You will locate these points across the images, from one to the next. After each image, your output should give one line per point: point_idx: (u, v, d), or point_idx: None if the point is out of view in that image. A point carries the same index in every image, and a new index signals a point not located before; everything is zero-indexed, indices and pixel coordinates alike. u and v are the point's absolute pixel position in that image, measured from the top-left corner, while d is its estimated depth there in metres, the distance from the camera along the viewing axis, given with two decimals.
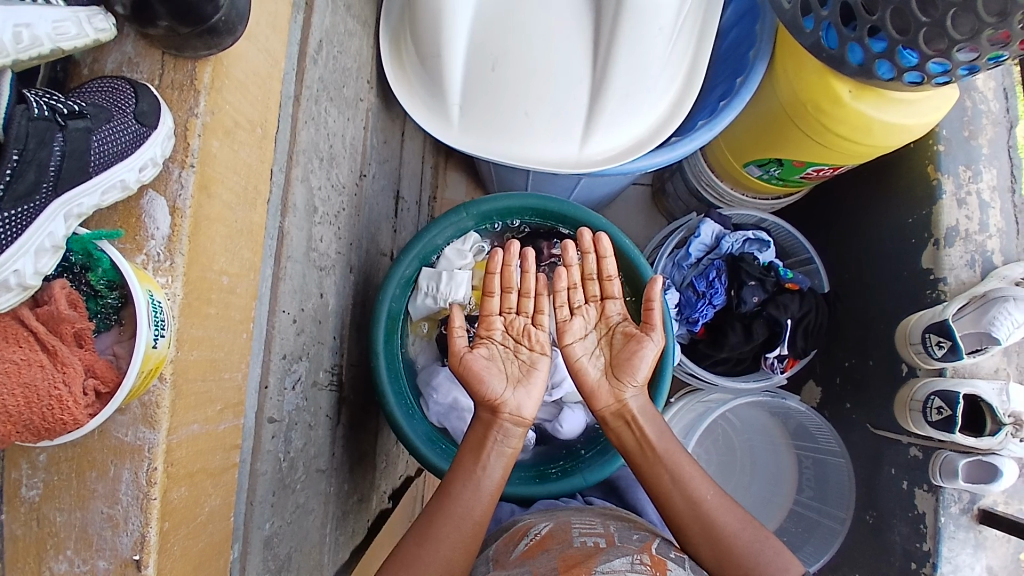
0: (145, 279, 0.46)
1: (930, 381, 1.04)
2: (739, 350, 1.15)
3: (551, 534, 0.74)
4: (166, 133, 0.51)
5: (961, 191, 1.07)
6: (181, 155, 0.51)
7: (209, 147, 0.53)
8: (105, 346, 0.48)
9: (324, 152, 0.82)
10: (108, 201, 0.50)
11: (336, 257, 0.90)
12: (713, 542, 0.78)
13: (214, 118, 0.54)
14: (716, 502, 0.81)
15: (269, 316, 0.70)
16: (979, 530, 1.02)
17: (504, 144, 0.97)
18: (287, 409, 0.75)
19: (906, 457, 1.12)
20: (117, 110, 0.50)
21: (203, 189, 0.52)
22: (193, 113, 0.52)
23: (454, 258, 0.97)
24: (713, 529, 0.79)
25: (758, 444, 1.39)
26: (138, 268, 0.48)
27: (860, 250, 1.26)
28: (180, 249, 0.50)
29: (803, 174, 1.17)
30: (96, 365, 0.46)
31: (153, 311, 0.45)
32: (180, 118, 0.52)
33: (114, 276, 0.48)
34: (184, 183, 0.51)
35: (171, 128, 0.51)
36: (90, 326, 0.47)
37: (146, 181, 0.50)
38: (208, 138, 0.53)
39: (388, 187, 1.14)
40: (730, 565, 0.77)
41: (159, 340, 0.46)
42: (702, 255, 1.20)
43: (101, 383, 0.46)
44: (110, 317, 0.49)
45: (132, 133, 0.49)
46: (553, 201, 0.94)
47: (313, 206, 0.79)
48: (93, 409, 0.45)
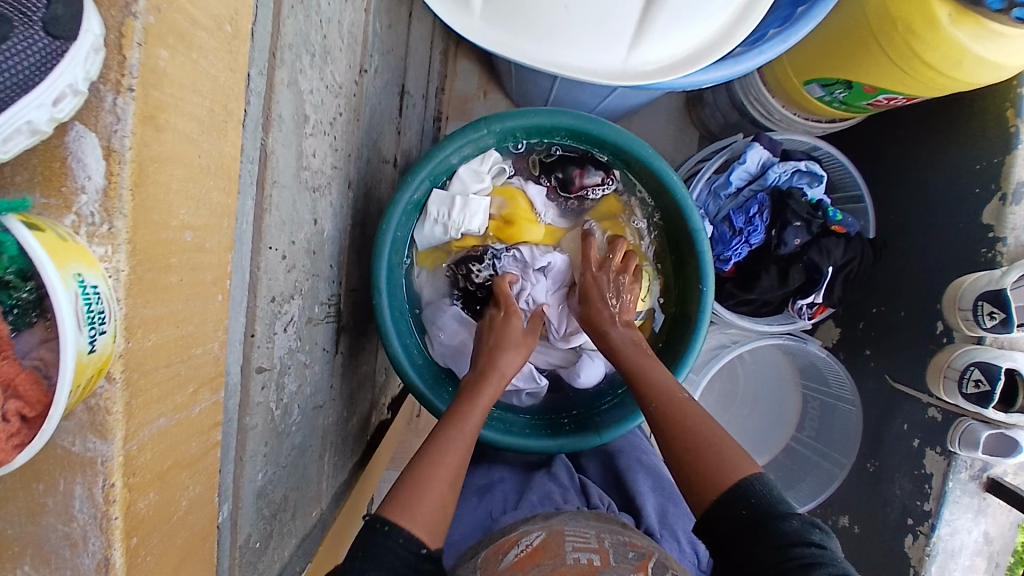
0: (66, 257, 0.33)
1: (971, 349, 0.96)
2: (770, 294, 1.05)
3: (541, 549, 0.58)
4: (92, 43, 0.34)
5: None
6: (115, 74, 0.35)
7: (154, 60, 0.36)
8: (26, 350, 0.37)
9: (315, 47, 0.66)
10: (10, 150, 0.33)
11: (331, 173, 0.76)
12: (685, 450, 0.68)
13: (161, 16, 0.36)
14: (686, 410, 0.72)
15: (253, 254, 0.59)
16: (983, 497, 1.03)
17: (537, 43, 0.81)
18: (277, 354, 0.67)
19: (923, 416, 1.09)
20: (22, 17, 0.32)
21: (149, 120, 0.37)
22: (130, 11, 0.35)
23: (469, 181, 0.84)
24: (685, 438, 0.69)
25: (763, 375, 1.33)
26: (61, 240, 0.34)
27: (914, 191, 1.13)
28: (121, 210, 0.35)
29: (871, 101, 1.01)
30: (17, 380, 0.35)
31: (85, 308, 0.33)
32: (110, 16, 0.35)
33: (26, 264, 0.35)
34: (121, 114, 0.35)
35: (101, 36, 0.34)
36: (3, 330, 0.35)
37: (64, 117, 0.34)
38: (154, 43, 0.36)
39: (392, 81, 0.97)
40: (703, 482, 0.66)
41: (96, 343, 0.34)
42: (743, 185, 1.07)
43: (26, 406, 0.35)
44: (29, 314, 0.37)
45: (41, 51, 0.33)
46: (592, 122, 0.79)
47: (304, 114, 0.65)
48: (20, 440, 0.36)
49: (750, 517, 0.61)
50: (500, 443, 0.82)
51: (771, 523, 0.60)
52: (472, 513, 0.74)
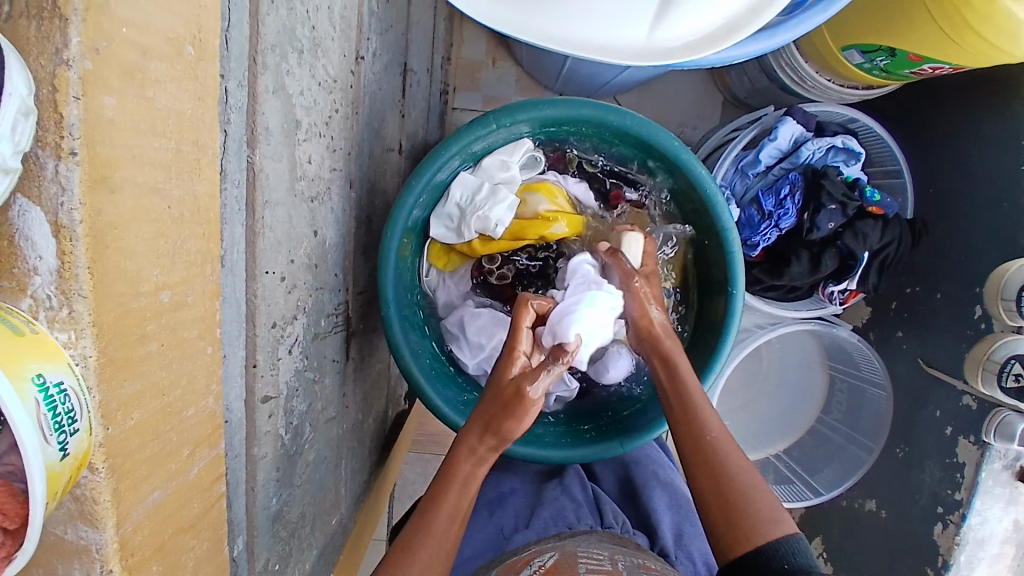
0: (19, 360, 0.30)
1: (1011, 341, 0.93)
2: (800, 280, 0.99)
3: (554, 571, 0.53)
4: (20, 106, 0.29)
5: None
6: (53, 137, 0.30)
7: (103, 111, 0.32)
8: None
9: (303, 43, 0.59)
10: None
11: (331, 176, 0.70)
12: (715, 487, 0.67)
13: (100, 59, 0.31)
14: (724, 439, 0.70)
15: (248, 282, 0.55)
16: (1016, 487, 1.01)
17: (551, 21, 0.72)
18: (283, 380, 0.63)
19: (957, 404, 1.05)
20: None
21: (99, 183, 0.32)
22: (63, 59, 0.30)
23: (495, 170, 0.78)
24: (720, 475, 0.67)
25: (788, 356, 1.29)
26: (23, 336, 0.31)
27: (958, 162, 1.05)
28: (80, 291, 0.32)
29: (914, 70, 0.93)
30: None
31: (50, 415, 0.30)
32: (39, 69, 0.30)
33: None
34: (67, 184, 0.30)
35: (27, 98, 0.29)
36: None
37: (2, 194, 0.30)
38: (95, 93, 0.31)
39: (393, 61, 0.90)
40: (738, 525, 0.64)
41: (68, 445, 0.31)
42: (773, 163, 1.00)
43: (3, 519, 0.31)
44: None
45: None
46: (613, 111, 0.73)
47: (295, 119, 0.59)
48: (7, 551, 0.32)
49: (789, 574, 0.59)
50: (519, 455, 0.78)
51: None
52: (480, 534, 0.71)
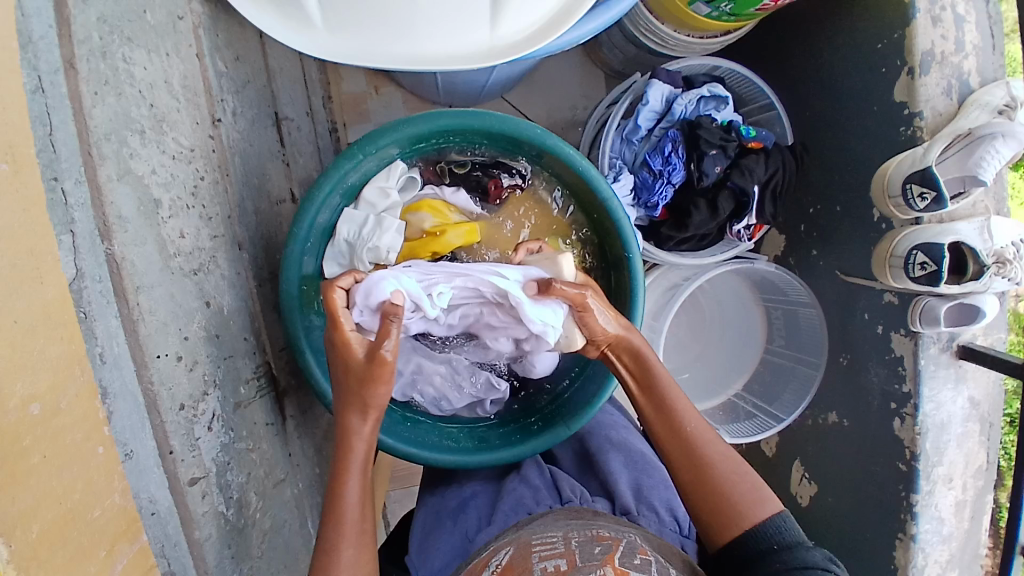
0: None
1: (911, 233, 0.97)
2: (705, 228, 1.03)
3: (511, 569, 0.58)
4: None
5: (936, 6, 0.94)
6: None
7: None
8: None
9: (144, 122, 0.59)
10: None
11: (215, 243, 0.70)
12: (710, 492, 0.70)
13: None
14: (705, 435, 0.73)
15: (140, 372, 0.55)
16: (958, 365, 1.05)
17: (393, 43, 0.74)
18: (213, 457, 0.62)
19: (881, 302, 1.10)
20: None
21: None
22: None
23: (376, 200, 0.79)
24: (709, 468, 0.71)
25: (725, 299, 1.35)
26: None
27: (822, 82, 1.11)
28: None
29: (758, 6, 0.98)
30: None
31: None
32: None
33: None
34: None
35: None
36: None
37: None
38: None
39: (261, 115, 0.90)
40: (728, 514, 0.70)
41: None
42: (653, 125, 1.04)
43: None
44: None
45: None
46: (473, 116, 0.75)
47: (156, 199, 0.59)
48: None
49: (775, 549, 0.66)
50: (467, 466, 0.81)
51: (797, 551, 0.65)
52: (449, 541, 0.74)
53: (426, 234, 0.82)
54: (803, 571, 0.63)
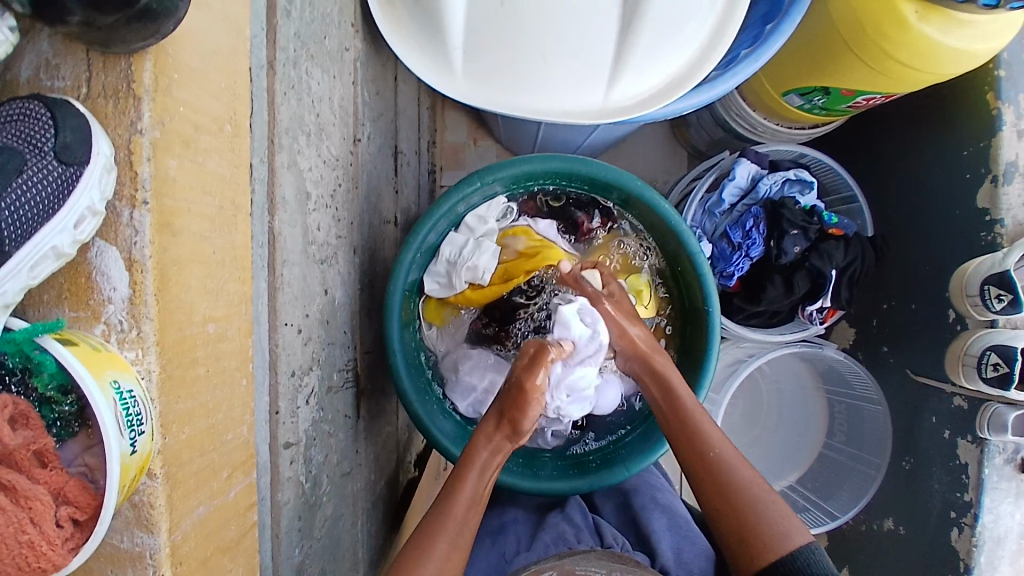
0: (102, 368, 0.38)
1: (984, 335, 0.97)
2: (777, 304, 1.06)
3: None
4: (104, 165, 0.40)
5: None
6: (130, 190, 0.41)
7: (164, 171, 0.42)
8: (71, 458, 0.41)
9: (310, 127, 0.68)
10: (39, 276, 0.40)
11: (338, 242, 0.77)
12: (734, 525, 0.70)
13: (165, 130, 0.42)
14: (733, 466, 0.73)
15: (270, 333, 0.61)
16: (1022, 480, 1.00)
17: (519, 93, 0.83)
18: (303, 428, 0.67)
19: (949, 407, 1.08)
20: (31, 151, 0.40)
21: (165, 227, 0.42)
22: (136, 130, 0.41)
23: (475, 226, 0.86)
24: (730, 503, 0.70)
25: (785, 386, 1.32)
26: (102, 350, 0.39)
27: (907, 183, 1.15)
28: (147, 313, 0.41)
29: (851, 103, 1.04)
30: (67, 488, 0.40)
31: (122, 411, 0.38)
32: (119, 137, 0.41)
33: (64, 379, 0.40)
34: (139, 227, 0.40)
35: (110, 157, 0.41)
36: (52, 442, 0.40)
37: (86, 235, 0.41)
38: (162, 157, 0.42)
39: (385, 144, 1.01)
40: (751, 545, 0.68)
41: (137, 443, 0.39)
42: (735, 201, 1.09)
43: (77, 510, 0.40)
44: (71, 425, 0.41)
45: (58, 179, 0.39)
46: (580, 162, 0.81)
47: (306, 191, 0.67)
48: (75, 543, 0.40)
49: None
50: (527, 489, 0.82)
51: None
52: (486, 557, 0.76)
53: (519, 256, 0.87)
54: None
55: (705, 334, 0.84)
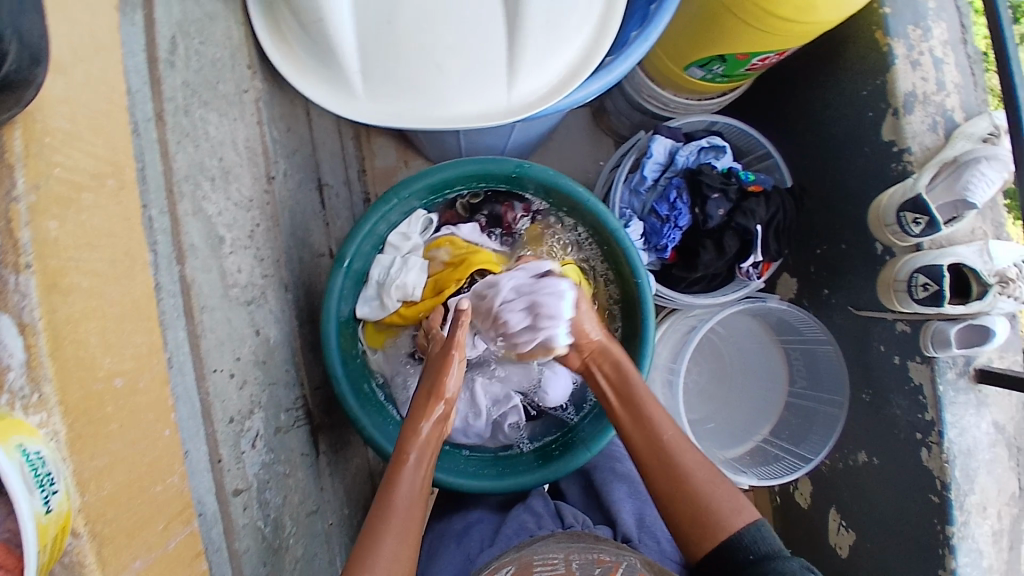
0: (9, 434, 0.38)
1: (910, 258, 1.03)
2: (713, 267, 1.11)
3: None
4: None
5: (914, 51, 1.03)
6: (11, 257, 0.41)
7: (46, 233, 0.44)
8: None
9: (214, 171, 0.69)
10: None
11: (264, 282, 0.78)
12: (685, 498, 0.72)
13: (41, 193, 0.44)
14: (680, 445, 0.75)
15: (200, 382, 0.62)
16: (979, 390, 1.05)
17: (423, 107, 0.85)
18: (251, 473, 0.68)
19: (895, 333, 1.12)
20: None
21: (53, 287, 0.44)
22: (11, 197, 0.42)
23: (400, 243, 0.87)
24: (680, 481, 0.73)
25: (745, 345, 1.38)
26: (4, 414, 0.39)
27: (816, 132, 1.21)
28: (46, 374, 0.42)
29: (748, 66, 1.09)
30: None
31: (30, 472, 0.39)
32: None
33: None
34: (25, 291, 0.42)
35: None
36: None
37: None
38: (41, 220, 0.43)
39: (307, 179, 1.01)
40: (704, 525, 0.70)
41: (51, 502, 0.40)
42: (658, 175, 1.14)
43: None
44: None
45: None
46: (490, 163, 0.83)
47: (216, 237, 0.68)
48: None
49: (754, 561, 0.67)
50: (494, 489, 0.85)
51: (776, 562, 0.65)
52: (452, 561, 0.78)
53: (447, 266, 0.88)
54: None
55: (640, 306, 0.86)
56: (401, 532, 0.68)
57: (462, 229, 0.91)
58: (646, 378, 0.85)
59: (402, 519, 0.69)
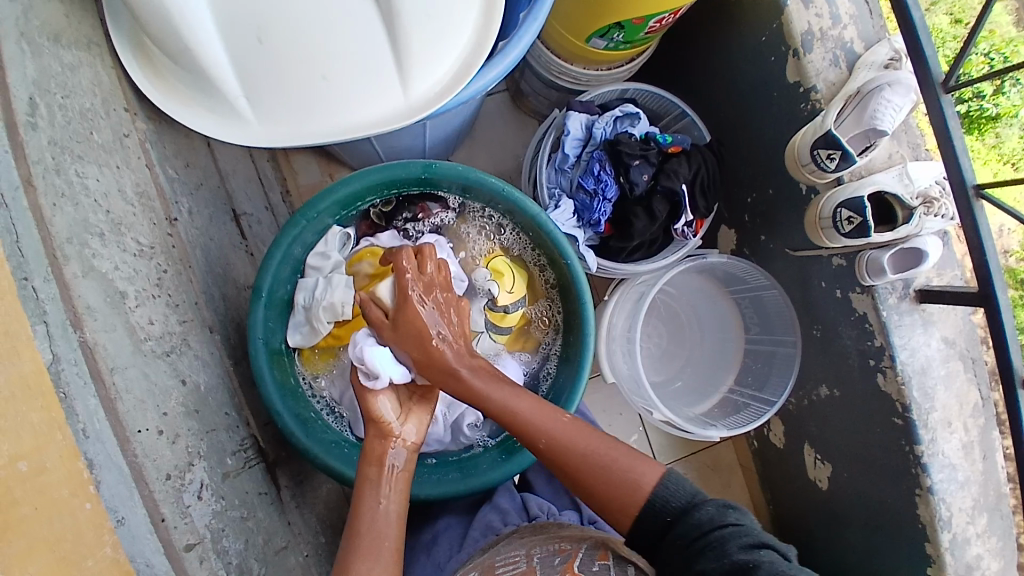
0: None
1: (833, 194, 1.04)
2: (648, 233, 1.11)
3: None
4: None
5: None
6: None
7: None
8: None
9: (102, 226, 0.66)
10: None
11: (183, 328, 0.75)
12: (589, 482, 0.74)
13: None
14: (575, 432, 0.75)
15: (125, 446, 0.59)
16: (923, 310, 1.05)
17: (320, 122, 0.82)
18: (203, 524, 0.65)
19: (831, 268, 1.13)
20: None
21: None
22: None
23: (321, 263, 0.85)
24: (585, 466, 0.74)
25: (698, 301, 1.40)
26: None
27: (728, 83, 1.22)
28: None
29: (647, 30, 1.09)
30: None
31: None
32: None
33: None
34: None
35: None
36: None
37: None
38: None
39: (219, 213, 0.98)
40: (618, 497, 0.73)
41: None
42: (580, 151, 1.13)
43: None
44: None
45: None
46: (395, 169, 0.82)
47: (119, 293, 0.64)
48: None
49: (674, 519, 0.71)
50: (458, 492, 0.83)
51: (691, 515, 0.70)
52: None
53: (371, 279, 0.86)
54: (703, 538, 0.68)
55: (574, 287, 0.85)
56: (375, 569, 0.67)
57: (383, 239, 0.90)
58: (591, 355, 0.85)
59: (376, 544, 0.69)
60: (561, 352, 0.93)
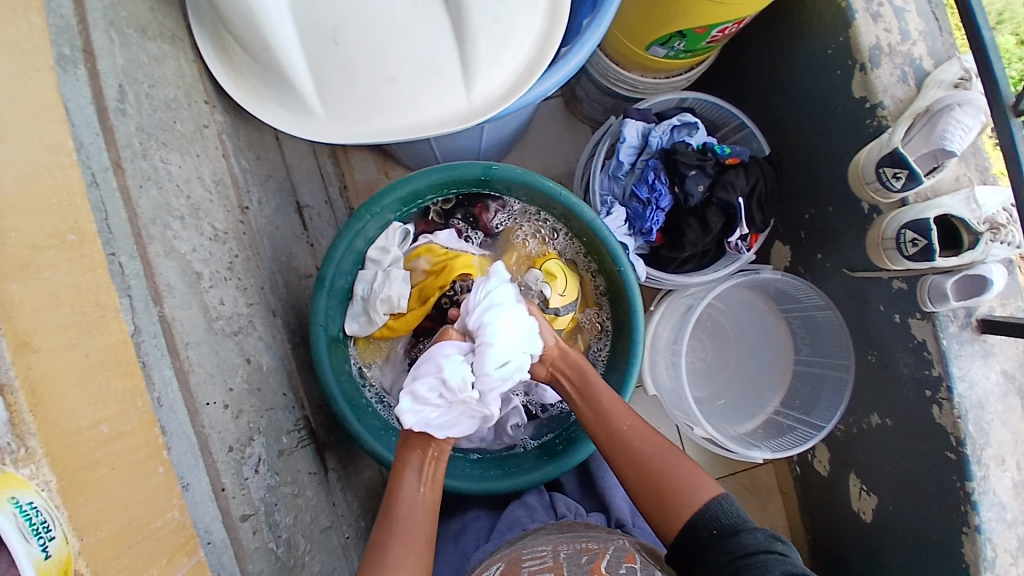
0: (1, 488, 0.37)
1: (897, 214, 1.01)
2: (700, 245, 1.10)
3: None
4: None
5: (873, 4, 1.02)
6: None
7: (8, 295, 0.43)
8: None
9: (182, 210, 0.70)
10: None
11: (250, 311, 0.78)
12: (645, 485, 0.74)
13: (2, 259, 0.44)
14: (639, 432, 0.77)
15: (193, 417, 0.62)
16: (984, 339, 1.01)
17: (385, 121, 0.85)
18: (257, 497, 0.68)
19: (890, 291, 1.09)
20: None
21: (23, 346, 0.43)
22: None
23: (380, 257, 0.87)
24: (645, 464, 0.75)
25: (745, 317, 1.38)
26: None
27: (791, 97, 1.20)
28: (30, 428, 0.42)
29: (709, 39, 1.08)
30: None
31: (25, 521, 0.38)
32: None
33: None
34: None
35: None
36: None
37: None
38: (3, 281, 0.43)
39: (284, 203, 1.02)
40: (670, 506, 0.71)
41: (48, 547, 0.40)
42: (635, 159, 1.13)
43: None
44: None
45: None
46: (455, 169, 0.84)
47: (194, 273, 0.68)
48: None
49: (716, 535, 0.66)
50: (498, 489, 0.84)
51: (737, 535, 0.65)
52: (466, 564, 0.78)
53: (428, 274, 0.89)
54: (745, 560, 0.62)
55: (625, 294, 0.85)
56: (409, 557, 0.68)
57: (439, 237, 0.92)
58: (641, 355, 0.85)
59: (409, 530, 0.71)
60: (609, 356, 0.93)
